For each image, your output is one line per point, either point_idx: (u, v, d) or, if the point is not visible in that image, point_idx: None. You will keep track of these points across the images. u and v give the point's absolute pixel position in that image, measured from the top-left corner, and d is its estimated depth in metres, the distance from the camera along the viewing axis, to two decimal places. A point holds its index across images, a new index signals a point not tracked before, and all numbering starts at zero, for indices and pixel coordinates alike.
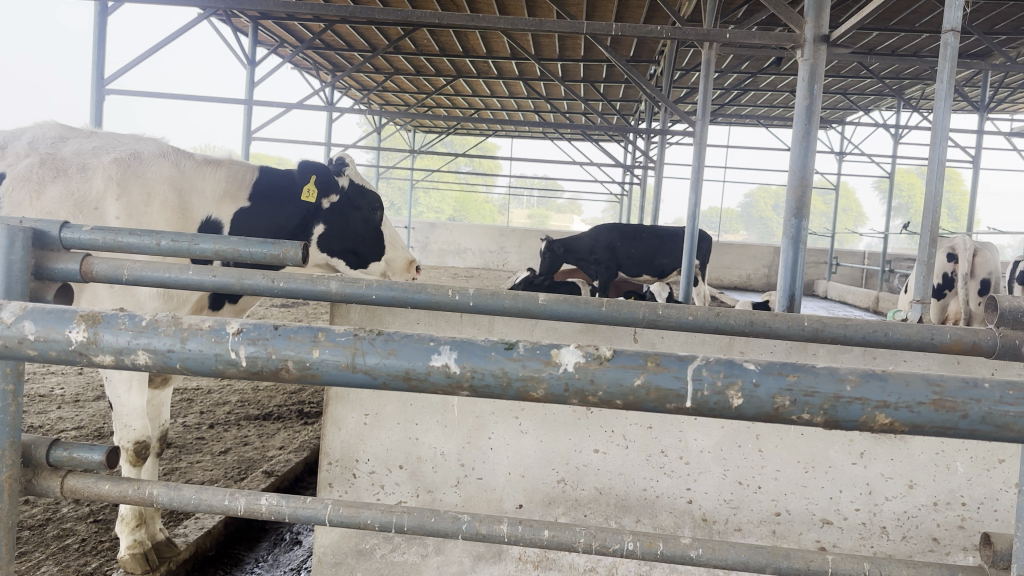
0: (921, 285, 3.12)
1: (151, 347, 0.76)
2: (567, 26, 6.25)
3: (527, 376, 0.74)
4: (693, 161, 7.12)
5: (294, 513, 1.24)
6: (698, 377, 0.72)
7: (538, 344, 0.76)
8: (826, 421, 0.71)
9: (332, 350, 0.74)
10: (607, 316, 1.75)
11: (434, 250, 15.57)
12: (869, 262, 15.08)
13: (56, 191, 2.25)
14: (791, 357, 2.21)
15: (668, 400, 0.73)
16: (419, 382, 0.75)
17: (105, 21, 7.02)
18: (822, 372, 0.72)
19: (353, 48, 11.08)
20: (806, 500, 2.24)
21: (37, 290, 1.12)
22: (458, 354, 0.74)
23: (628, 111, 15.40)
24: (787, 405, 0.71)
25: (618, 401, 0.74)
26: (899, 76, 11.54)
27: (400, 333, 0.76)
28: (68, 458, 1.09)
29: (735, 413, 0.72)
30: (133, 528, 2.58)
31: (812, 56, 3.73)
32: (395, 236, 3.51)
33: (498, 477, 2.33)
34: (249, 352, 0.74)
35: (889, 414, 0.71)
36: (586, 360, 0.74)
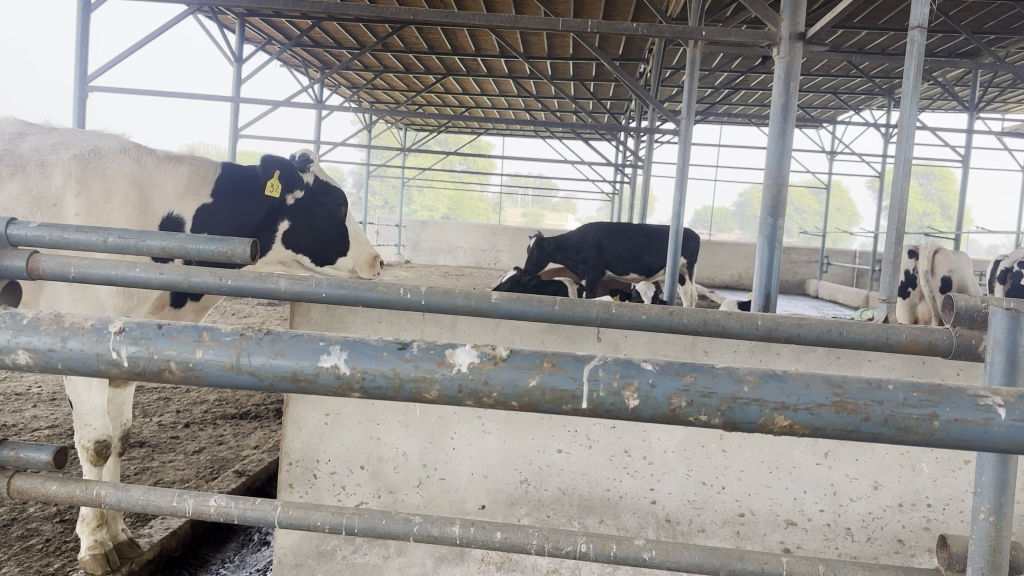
0: (887, 285, 3.10)
1: (31, 346, 0.73)
2: (551, 24, 6.21)
3: (420, 377, 0.72)
4: (679, 160, 7.08)
5: (244, 516, 1.22)
6: (594, 377, 0.70)
7: (432, 345, 0.73)
8: (723, 422, 0.69)
9: (217, 350, 0.72)
10: (561, 315, 1.71)
11: (425, 249, 15.51)
12: (860, 262, 15.08)
13: (12, 188, 2.21)
14: (754, 356, 2.18)
15: (563, 401, 0.70)
16: (308, 384, 0.72)
17: (87, 18, 6.95)
18: (720, 373, 0.70)
19: (341, 45, 11.02)
20: (770, 501, 2.22)
21: None
22: (348, 354, 0.72)
23: (619, 110, 15.37)
24: (683, 407, 0.69)
25: (513, 402, 0.71)
26: (889, 75, 11.53)
27: (289, 333, 0.74)
28: (15, 458, 1.12)
29: (631, 414, 0.69)
30: (94, 529, 2.53)
31: (787, 53, 3.71)
32: (360, 231, 3.48)
33: (460, 477, 2.30)
34: (131, 352, 0.72)
35: (788, 416, 0.68)
36: (480, 360, 0.71)
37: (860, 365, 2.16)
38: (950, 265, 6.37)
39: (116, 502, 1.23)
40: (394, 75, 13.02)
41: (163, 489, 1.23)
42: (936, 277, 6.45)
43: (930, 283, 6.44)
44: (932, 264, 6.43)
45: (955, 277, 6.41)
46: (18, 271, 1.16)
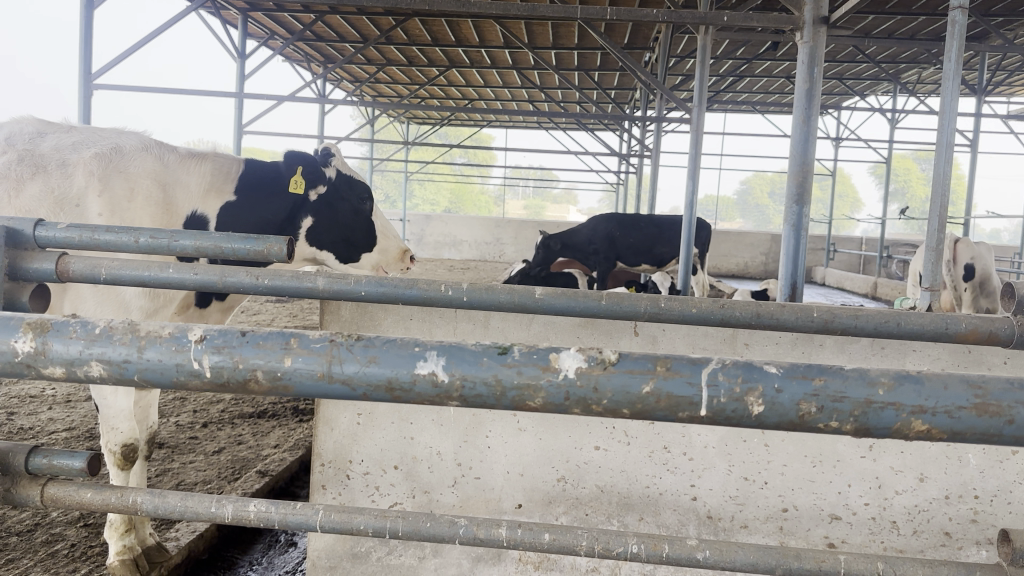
0: (930, 272, 3.04)
1: (105, 357, 0.68)
2: (561, 11, 6.13)
3: (524, 384, 0.67)
4: (691, 148, 7.01)
5: (283, 521, 1.17)
6: (713, 382, 0.65)
7: (535, 348, 0.68)
8: (855, 429, 0.64)
9: (307, 358, 0.67)
10: (607, 309, 1.66)
11: (430, 243, 15.44)
12: (867, 248, 15.00)
13: (34, 189, 2.17)
14: (797, 348, 2.15)
15: (680, 409, 0.65)
16: (404, 393, 0.67)
17: (90, 15, 6.89)
18: (850, 375, 0.65)
19: (344, 39, 10.94)
20: (814, 495, 2.18)
21: (11, 292, 1.04)
22: (446, 361, 0.67)
23: (622, 99, 15.28)
24: (812, 413, 0.64)
25: (625, 410, 0.67)
26: (895, 60, 11.45)
27: (382, 338, 0.69)
28: (48, 466, 1.03)
29: (756, 422, 0.65)
30: (122, 534, 2.48)
31: (811, 38, 3.66)
32: (387, 226, 3.41)
33: (496, 476, 2.26)
34: (214, 362, 0.67)
35: (926, 419, 0.64)
36: (589, 365, 0.66)
37: (905, 356, 2.12)
38: (972, 253, 6.28)
39: (154, 509, 1.18)
40: (397, 68, 12.97)
41: (201, 494, 1.17)
42: (958, 266, 6.35)
43: (953, 273, 6.34)
44: (954, 253, 6.31)
45: (977, 264, 6.34)
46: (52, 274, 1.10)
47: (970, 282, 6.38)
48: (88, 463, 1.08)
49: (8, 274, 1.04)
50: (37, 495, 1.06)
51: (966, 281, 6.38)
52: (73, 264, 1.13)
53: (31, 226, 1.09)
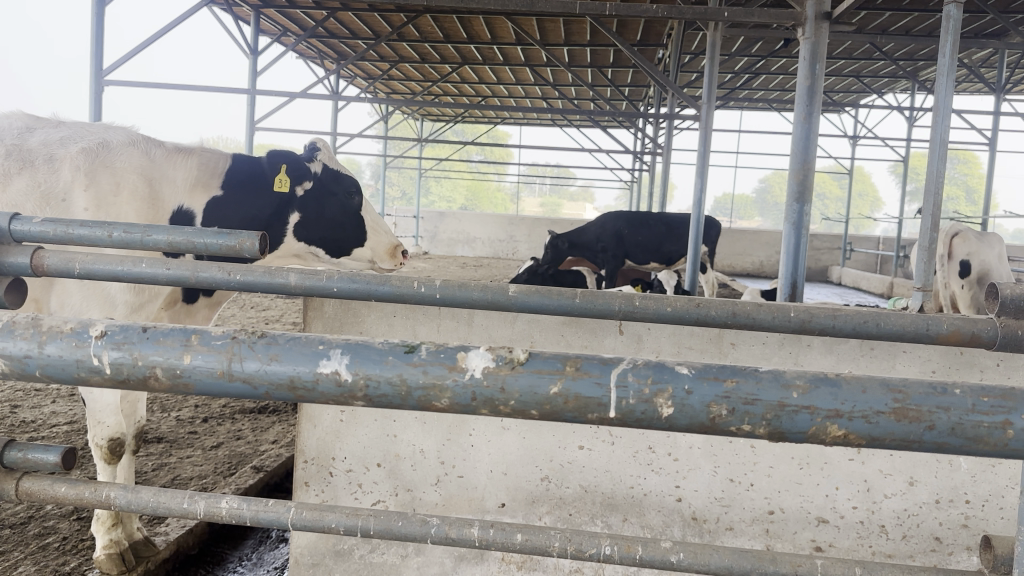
0: (923, 272, 2.99)
1: (5, 352, 0.66)
2: (566, 7, 6.09)
3: (429, 384, 0.65)
4: (700, 146, 6.95)
5: (254, 518, 1.16)
6: (623, 384, 0.62)
7: (443, 347, 0.66)
8: (769, 433, 0.62)
9: (206, 355, 0.65)
10: (581, 308, 1.63)
11: (443, 240, 15.45)
12: (884, 247, 14.87)
13: (20, 184, 2.18)
14: (784, 349, 2.12)
15: (589, 410, 0.63)
16: (307, 393, 0.66)
17: (101, 12, 6.94)
18: (765, 377, 0.62)
19: (357, 35, 10.97)
20: (801, 498, 2.14)
21: None
22: (350, 360, 0.65)
23: (636, 96, 15.21)
24: (723, 416, 0.61)
25: (533, 411, 0.64)
26: (912, 57, 11.31)
27: (286, 335, 0.67)
28: (23, 459, 1.02)
29: (665, 424, 0.62)
30: (109, 528, 2.49)
31: (813, 33, 3.60)
32: (378, 221, 3.36)
33: (479, 475, 2.24)
34: (113, 358, 0.65)
35: (842, 425, 0.61)
36: (496, 365, 0.64)
37: (895, 358, 2.09)
38: (966, 250, 6.20)
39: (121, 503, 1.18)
40: (410, 65, 12.99)
41: (172, 491, 1.16)
42: (955, 261, 6.31)
43: (949, 268, 6.34)
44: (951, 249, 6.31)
45: (974, 261, 6.19)
46: (22, 268, 1.08)
47: (966, 279, 6.25)
48: (63, 457, 1.07)
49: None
50: (13, 489, 1.05)
51: (964, 277, 6.28)
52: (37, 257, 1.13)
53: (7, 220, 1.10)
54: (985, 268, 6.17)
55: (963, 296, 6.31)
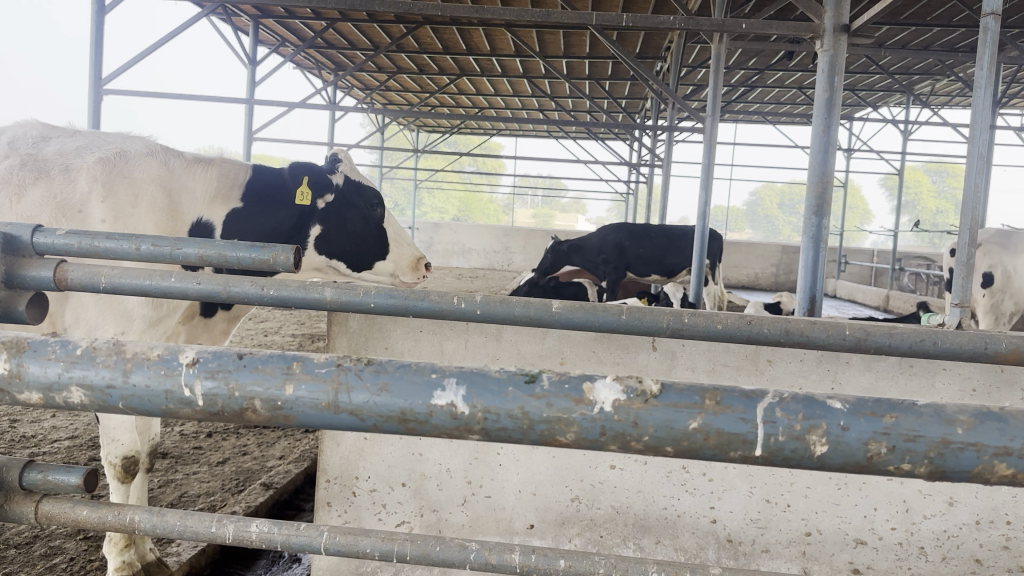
0: (961, 288, 2.97)
1: (86, 382, 0.61)
2: (576, 18, 6.01)
3: (554, 417, 0.59)
4: (704, 158, 6.91)
5: (286, 543, 1.11)
6: (771, 420, 0.57)
7: (566, 376, 0.61)
8: (930, 472, 0.57)
9: (311, 385, 0.60)
10: (628, 324, 1.57)
11: (439, 251, 15.38)
12: (879, 260, 14.88)
13: (36, 195, 2.13)
14: (822, 366, 2.07)
15: (731, 447, 0.58)
16: (418, 426, 0.60)
17: (101, 20, 6.88)
18: (924, 412, 0.58)
19: (355, 46, 10.96)
20: (838, 519, 2.09)
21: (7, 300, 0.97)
22: (466, 391, 0.59)
23: (633, 108, 15.20)
24: (882, 454, 0.57)
25: (667, 448, 0.59)
26: (908, 72, 11.36)
27: (395, 362, 0.62)
28: (44, 481, 0.95)
29: (818, 463, 0.57)
30: (122, 549, 2.42)
31: (832, 45, 3.57)
32: (400, 233, 3.26)
33: (507, 495, 2.19)
34: (207, 389, 0.60)
35: (1011, 463, 0.56)
36: (627, 398, 0.59)
37: (935, 375, 2.04)
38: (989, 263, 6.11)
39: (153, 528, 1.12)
40: (408, 77, 12.99)
41: (201, 514, 1.09)
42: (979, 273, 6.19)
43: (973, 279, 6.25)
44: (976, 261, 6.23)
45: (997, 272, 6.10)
46: (45, 282, 1.00)
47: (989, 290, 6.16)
48: (85, 479, 1.01)
49: (4, 282, 0.97)
50: (32, 512, 0.97)
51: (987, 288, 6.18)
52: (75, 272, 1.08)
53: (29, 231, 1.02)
54: (1007, 277, 6.08)
55: (983, 303, 6.22)
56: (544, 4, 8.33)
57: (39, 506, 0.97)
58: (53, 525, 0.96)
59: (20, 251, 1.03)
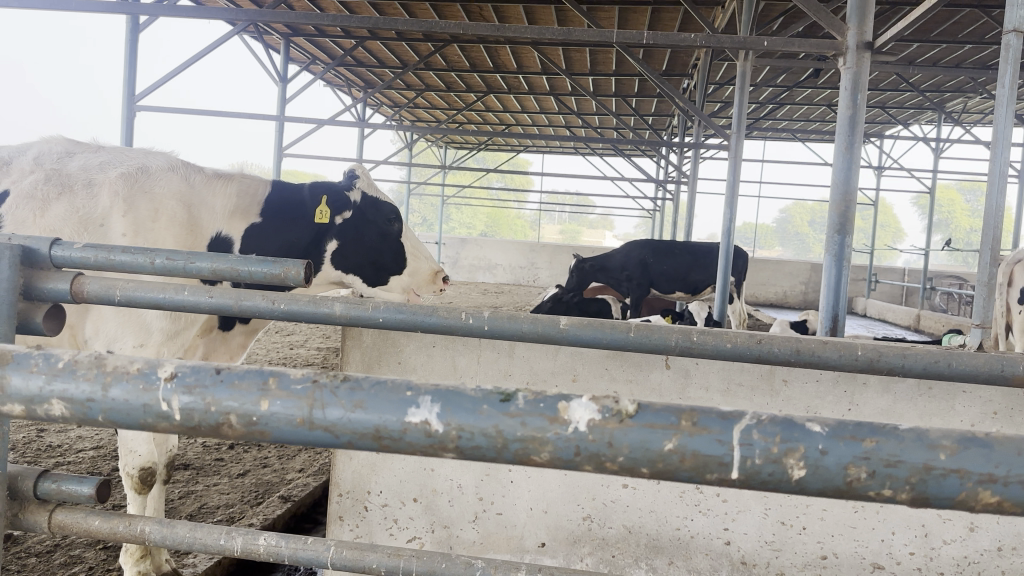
0: (982, 308, 2.91)
1: (66, 395, 0.61)
2: (598, 35, 5.99)
3: (529, 436, 0.58)
4: (729, 176, 6.86)
5: (293, 556, 1.18)
6: (747, 442, 0.56)
7: (542, 395, 0.60)
8: (911, 498, 0.55)
9: (286, 401, 0.60)
10: (636, 342, 1.55)
11: (465, 266, 15.43)
12: (910, 279, 14.65)
13: (59, 209, 2.18)
14: (839, 387, 2.05)
15: (707, 470, 0.57)
16: (392, 443, 0.60)
17: (135, 38, 7.02)
18: (907, 436, 0.56)
19: (383, 64, 11.09)
20: (855, 542, 2.05)
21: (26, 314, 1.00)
22: (441, 408, 0.59)
23: (660, 125, 15.18)
24: (861, 480, 0.55)
25: (644, 469, 0.58)
26: (940, 90, 11.25)
27: (371, 379, 0.61)
28: (56, 490, 0.96)
29: (795, 487, 0.56)
30: (137, 560, 2.44)
31: (855, 63, 3.54)
32: (418, 247, 3.25)
33: (518, 513, 2.18)
34: (184, 404, 0.60)
35: (996, 491, 0.54)
36: (602, 417, 0.58)
37: (954, 398, 2.01)
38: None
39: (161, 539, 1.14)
40: (435, 94, 13.12)
41: (207, 527, 1.14)
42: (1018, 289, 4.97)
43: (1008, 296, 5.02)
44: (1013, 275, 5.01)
45: None
46: (62, 293, 1.03)
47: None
48: (96, 488, 1.03)
49: (25, 294, 1.00)
50: (45, 522, 0.98)
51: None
52: (86, 285, 1.11)
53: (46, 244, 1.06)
54: None
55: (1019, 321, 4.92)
56: (570, 21, 8.37)
57: (52, 515, 0.98)
58: (65, 533, 0.97)
59: (39, 264, 1.06)
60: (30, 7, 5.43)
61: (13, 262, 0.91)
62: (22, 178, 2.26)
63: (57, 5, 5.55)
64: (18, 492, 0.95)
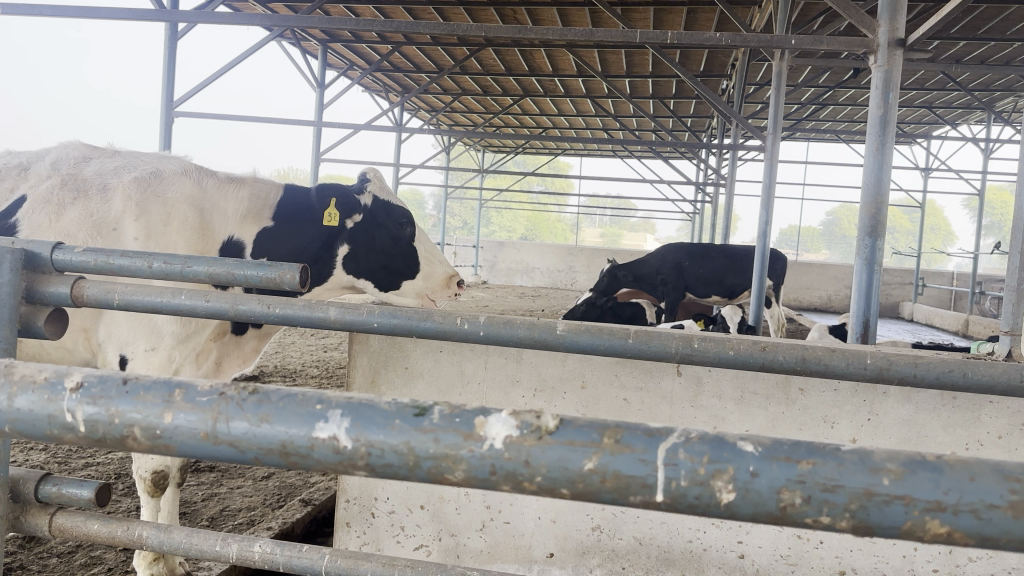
0: (1011, 314, 2.82)
1: None
2: (624, 36, 5.92)
3: (441, 454, 0.55)
4: (765, 177, 6.71)
5: (287, 563, 1.21)
6: (671, 462, 0.52)
7: (460, 410, 0.56)
8: (852, 527, 0.50)
9: (190, 414, 0.57)
10: (634, 348, 1.51)
11: (502, 270, 15.42)
12: (958, 283, 14.24)
13: (73, 214, 2.21)
14: (857, 397, 1.97)
15: (630, 492, 0.52)
16: (301, 460, 0.56)
17: (173, 45, 7.13)
18: (848, 458, 0.51)
19: (420, 69, 11.14)
20: (875, 558, 1.97)
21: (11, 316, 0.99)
22: (350, 424, 0.56)
23: (699, 128, 15.00)
24: (796, 507, 0.51)
25: (564, 490, 0.54)
26: (988, 89, 10.93)
27: (282, 392, 0.58)
28: (57, 494, 0.95)
29: (725, 512, 0.52)
30: (150, 563, 2.46)
31: (886, 61, 3.44)
32: (432, 250, 3.23)
33: (526, 522, 2.14)
34: (88, 415, 0.58)
35: (946, 522, 0.49)
36: (520, 434, 0.54)
37: (980, 409, 1.92)
38: None
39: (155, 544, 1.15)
40: (472, 98, 13.15)
41: (202, 533, 1.17)
42: None
43: None
44: None
45: None
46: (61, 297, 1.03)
47: None
48: (94, 494, 1.02)
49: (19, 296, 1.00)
50: (45, 525, 0.97)
51: None
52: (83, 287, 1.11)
53: (43, 248, 1.06)
54: None
55: None
56: (603, 22, 8.30)
57: (52, 518, 0.97)
58: (63, 535, 0.97)
59: (36, 267, 1.06)
60: (64, 15, 5.53)
61: (14, 267, 0.88)
62: (39, 184, 2.29)
63: (91, 12, 5.65)
64: (20, 495, 0.95)
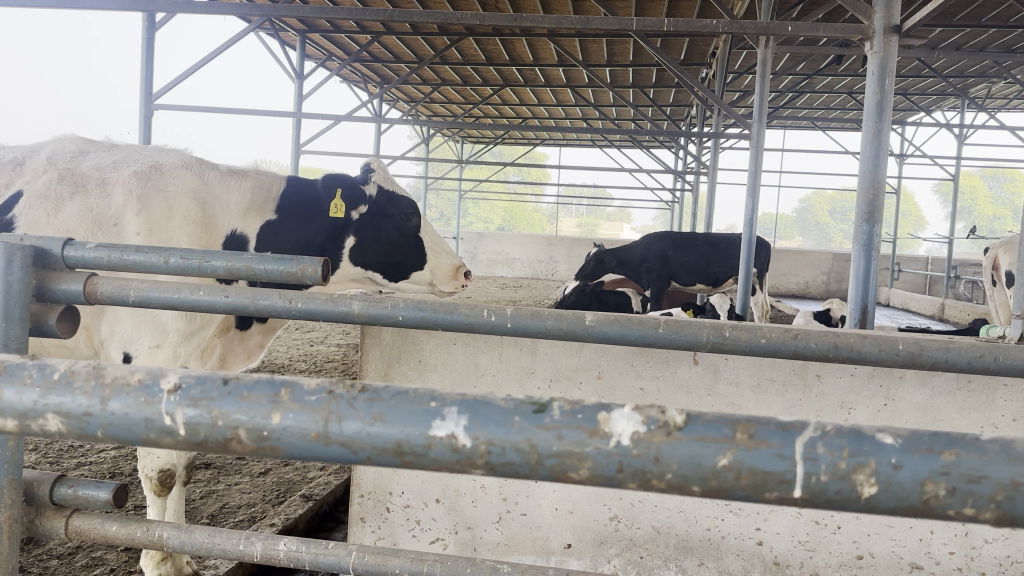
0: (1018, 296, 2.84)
1: (63, 409, 0.55)
2: (618, 24, 5.87)
3: (565, 452, 0.53)
4: (750, 165, 6.70)
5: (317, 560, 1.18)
6: (810, 456, 0.51)
7: (579, 407, 0.55)
8: (996, 518, 0.49)
9: (299, 415, 0.55)
10: (663, 338, 1.49)
11: (483, 261, 15.35)
12: (934, 268, 14.41)
13: (73, 209, 2.16)
14: (874, 382, 1.97)
15: (766, 488, 0.51)
16: (417, 460, 0.54)
17: (152, 35, 7.02)
18: (991, 448, 0.50)
19: (400, 59, 11.05)
20: (892, 542, 1.98)
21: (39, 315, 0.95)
22: (468, 422, 0.54)
23: (678, 116, 15.04)
24: (940, 498, 0.49)
25: (695, 487, 0.52)
26: (963, 74, 11.05)
27: (392, 390, 0.56)
28: (72, 496, 0.91)
29: (865, 506, 0.50)
30: (158, 563, 2.42)
31: (882, 47, 3.45)
32: (438, 241, 3.20)
33: (543, 513, 2.13)
34: (189, 417, 0.55)
35: None
36: (647, 430, 0.52)
37: (995, 392, 1.93)
38: None
39: (180, 545, 1.11)
40: (451, 88, 13.06)
41: (233, 534, 1.13)
42: None
43: None
44: None
45: None
46: (80, 294, 0.98)
47: None
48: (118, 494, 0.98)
49: (38, 295, 0.95)
50: (61, 528, 0.93)
51: None
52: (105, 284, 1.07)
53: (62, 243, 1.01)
54: None
55: None
56: (586, 10, 8.28)
57: (68, 521, 0.93)
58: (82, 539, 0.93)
59: (52, 265, 1.01)
60: (44, 6, 5.42)
61: (25, 263, 0.85)
62: (35, 178, 2.24)
63: (72, 4, 5.55)
64: (34, 499, 0.90)
